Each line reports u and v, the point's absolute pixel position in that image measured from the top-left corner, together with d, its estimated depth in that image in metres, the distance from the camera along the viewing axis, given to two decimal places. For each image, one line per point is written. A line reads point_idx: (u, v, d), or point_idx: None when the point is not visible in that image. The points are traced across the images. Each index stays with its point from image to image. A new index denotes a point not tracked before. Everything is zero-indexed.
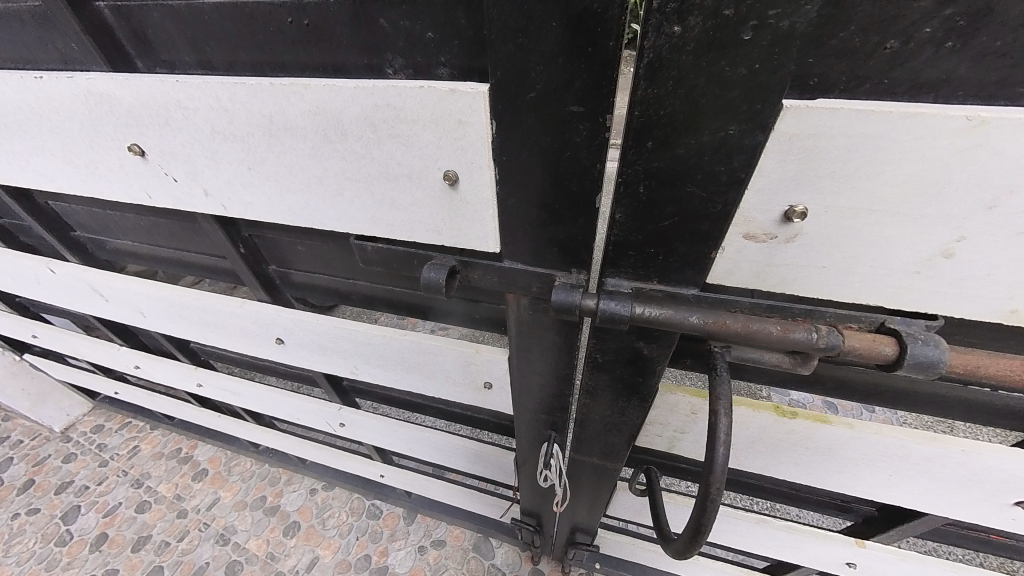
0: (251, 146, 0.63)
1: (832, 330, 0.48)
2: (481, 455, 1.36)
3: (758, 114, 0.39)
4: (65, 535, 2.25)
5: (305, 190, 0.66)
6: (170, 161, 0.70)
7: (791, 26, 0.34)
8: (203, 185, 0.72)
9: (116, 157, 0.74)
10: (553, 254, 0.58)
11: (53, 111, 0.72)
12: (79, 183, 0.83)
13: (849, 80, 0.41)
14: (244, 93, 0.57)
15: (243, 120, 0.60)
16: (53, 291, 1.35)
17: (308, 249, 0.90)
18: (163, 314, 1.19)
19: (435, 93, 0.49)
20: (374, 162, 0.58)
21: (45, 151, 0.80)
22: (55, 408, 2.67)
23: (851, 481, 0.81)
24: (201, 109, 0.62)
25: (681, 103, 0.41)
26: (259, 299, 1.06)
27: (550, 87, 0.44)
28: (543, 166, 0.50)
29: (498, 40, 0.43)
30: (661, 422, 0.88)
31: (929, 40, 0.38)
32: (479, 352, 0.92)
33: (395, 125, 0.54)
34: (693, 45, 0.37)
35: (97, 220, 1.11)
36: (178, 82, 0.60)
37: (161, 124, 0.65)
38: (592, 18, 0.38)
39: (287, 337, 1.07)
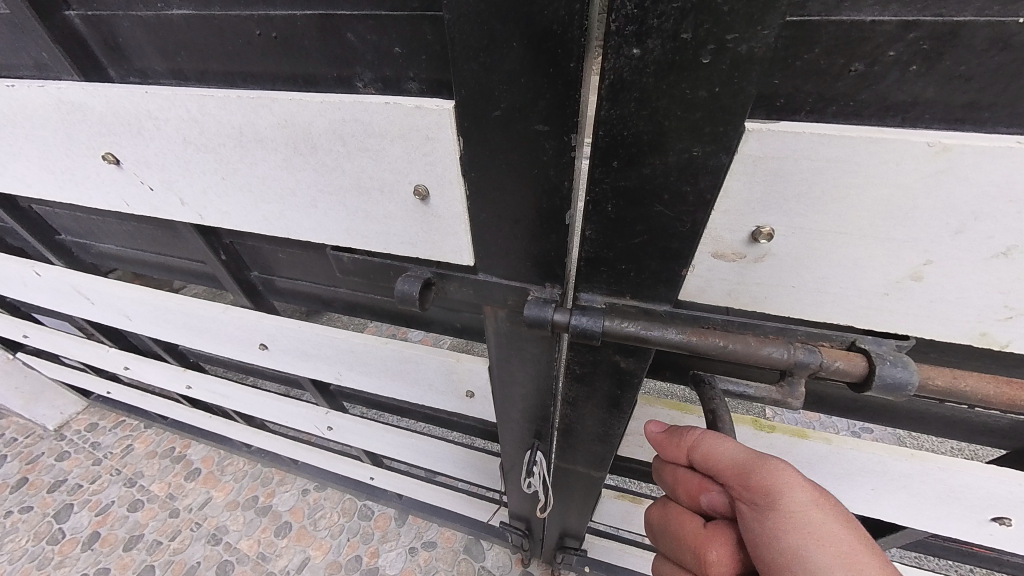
0: (223, 157, 0.62)
1: (807, 349, 0.48)
2: (468, 459, 1.36)
3: (721, 136, 0.39)
4: (57, 534, 2.25)
5: (280, 201, 0.65)
6: (146, 170, 0.70)
7: (750, 50, 0.34)
8: (179, 194, 0.71)
9: (92, 165, 0.73)
10: (526, 268, 0.57)
11: (28, 119, 0.71)
12: (57, 190, 0.82)
13: (816, 100, 0.41)
14: (213, 104, 0.57)
15: (214, 131, 0.60)
16: (40, 293, 1.34)
17: (289, 256, 0.90)
18: (149, 317, 1.19)
19: (401, 109, 0.49)
20: (345, 174, 0.58)
21: (22, 157, 0.80)
22: (49, 406, 2.67)
23: (830, 494, 0.80)
24: (172, 119, 0.61)
25: (644, 123, 0.40)
26: (243, 304, 1.05)
27: (514, 104, 0.43)
28: (511, 182, 0.49)
29: (459, 58, 0.42)
30: (641, 434, 0.86)
31: (895, 62, 0.37)
32: (460, 360, 0.92)
33: (364, 138, 0.53)
34: (654, 67, 0.37)
35: (80, 224, 1.11)
36: (147, 93, 0.59)
37: (134, 133, 0.65)
38: (553, 37, 0.38)
39: (272, 342, 1.06)
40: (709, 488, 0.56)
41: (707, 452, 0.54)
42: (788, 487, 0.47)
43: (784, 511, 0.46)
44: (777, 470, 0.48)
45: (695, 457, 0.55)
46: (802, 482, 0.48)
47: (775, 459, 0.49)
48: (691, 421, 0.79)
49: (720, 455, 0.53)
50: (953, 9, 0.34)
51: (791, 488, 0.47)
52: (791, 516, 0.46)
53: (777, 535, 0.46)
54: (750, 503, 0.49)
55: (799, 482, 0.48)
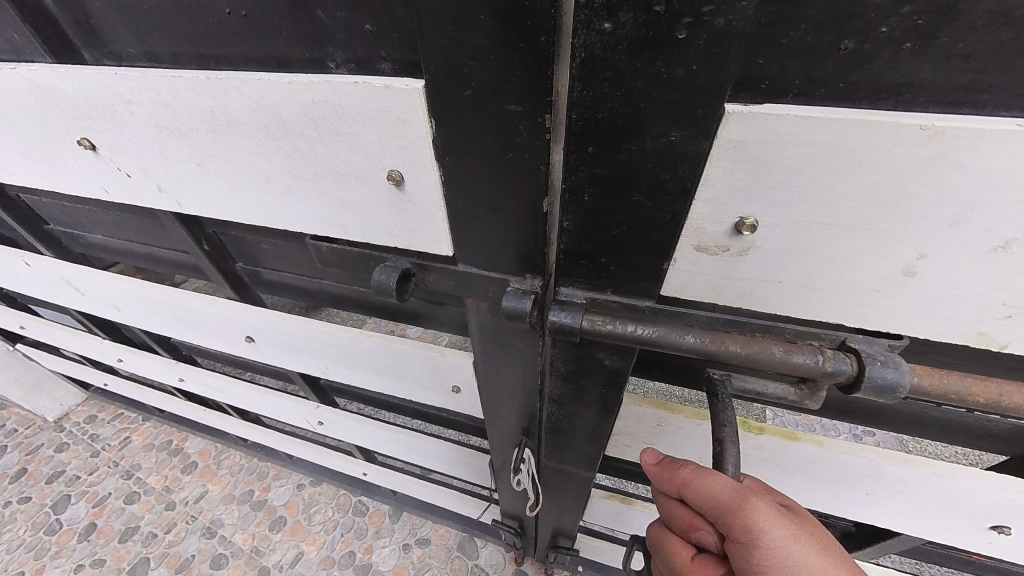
0: (198, 142, 0.61)
1: (839, 355, 0.45)
2: (458, 458, 1.34)
3: (700, 118, 0.37)
4: (54, 524, 2.27)
5: (256, 188, 0.63)
6: (122, 156, 0.68)
7: (727, 24, 0.32)
8: (157, 181, 0.70)
9: (70, 151, 0.72)
10: (505, 258, 0.55)
11: (4, 103, 0.70)
12: (38, 177, 0.81)
13: (803, 83, 0.38)
14: (183, 86, 0.55)
15: (186, 114, 0.58)
16: (31, 284, 1.34)
17: (274, 247, 0.88)
18: (138, 309, 1.18)
19: (371, 89, 0.47)
20: (320, 159, 0.56)
21: (1, 143, 0.78)
22: (48, 398, 2.68)
23: (822, 499, 0.78)
24: (145, 103, 0.59)
25: (619, 106, 0.38)
26: (229, 295, 1.04)
27: (485, 83, 0.41)
28: (484, 166, 0.47)
29: (428, 33, 0.40)
30: (628, 434, 0.84)
31: (887, 40, 0.34)
32: (445, 355, 0.90)
33: (336, 122, 0.51)
34: (627, 44, 0.34)
35: (68, 214, 1.10)
36: (118, 75, 0.57)
37: (108, 117, 0.63)
38: (522, 10, 0.35)
39: (258, 335, 1.05)
40: (699, 525, 0.54)
41: (691, 490, 0.53)
42: (768, 525, 0.46)
43: (770, 552, 0.45)
44: (759, 510, 0.47)
45: (682, 492, 0.54)
46: (782, 518, 0.47)
47: (760, 497, 0.48)
48: (678, 421, 0.76)
49: (704, 493, 0.51)
50: None
51: (775, 527, 0.46)
52: (778, 557, 0.45)
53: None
54: (737, 547, 0.48)
55: (778, 518, 0.46)
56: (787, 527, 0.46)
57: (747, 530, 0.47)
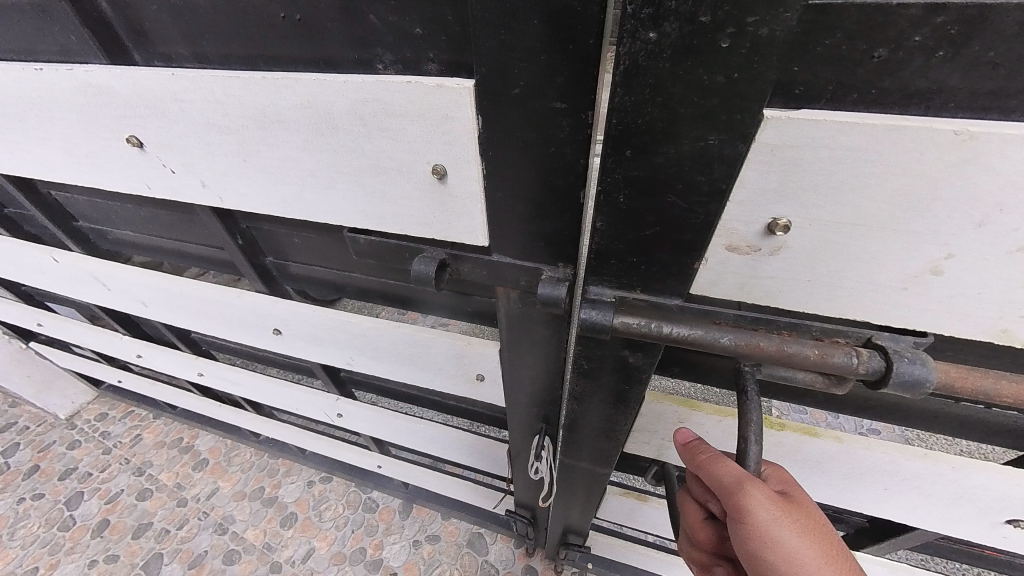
0: (246, 139, 0.62)
1: (874, 354, 0.46)
2: (475, 446, 1.36)
3: (738, 123, 0.38)
4: (68, 520, 2.29)
5: (298, 182, 0.65)
6: (167, 152, 0.70)
7: (770, 33, 0.33)
8: (200, 176, 0.71)
9: (114, 148, 0.74)
10: (540, 248, 0.57)
11: (53, 103, 0.72)
12: (79, 174, 0.83)
13: (835, 89, 0.39)
14: (236, 86, 0.57)
15: (237, 113, 0.60)
16: (56, 280, 1.36)
17: (304, 241, 0.90)
18: (163, 303, 1.20)
19: (421, 88, 0.48)
20: (364, 155, 0.57)
21: (44, 141, 0.80)
22: (60, 395, 2.70)
23: (839, 493, 0.79)
24: (197, 102, 0.61)
25: (659, 111, 0.39)
26: (257, 289, 1.06)
27: (532, 83, 0.42)
28: (524, 161, 0.49)
29: (479, 38, 0.41)
30: (647, 429, 0.85)
31: (919, 48, 0.36)
32: (471, 344, 0.91)
33: (383, 119, 0.53)
34: (670, 52, 0.36)
35: (97, 211, 1.12)
36: (175, 75, 0.59)
37: (159, 116, 0.65)
38: (571, 15, 0.37)
39: (285, 328, 1.07)
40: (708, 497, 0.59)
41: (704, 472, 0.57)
42: (758, 510, 0.51)
43: (754, 529, 0.51)
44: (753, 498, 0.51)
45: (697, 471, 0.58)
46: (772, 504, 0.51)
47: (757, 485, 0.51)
48: (698, 417, 0.77)
49: (712, 476, 0.55)
50: None
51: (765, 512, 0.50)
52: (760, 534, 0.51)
53: (747, 544, 0.52)
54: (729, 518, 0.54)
55: (767, 505, 0.51)
56: (775, 513, 0.51)
57: (737, 510, 0.52)
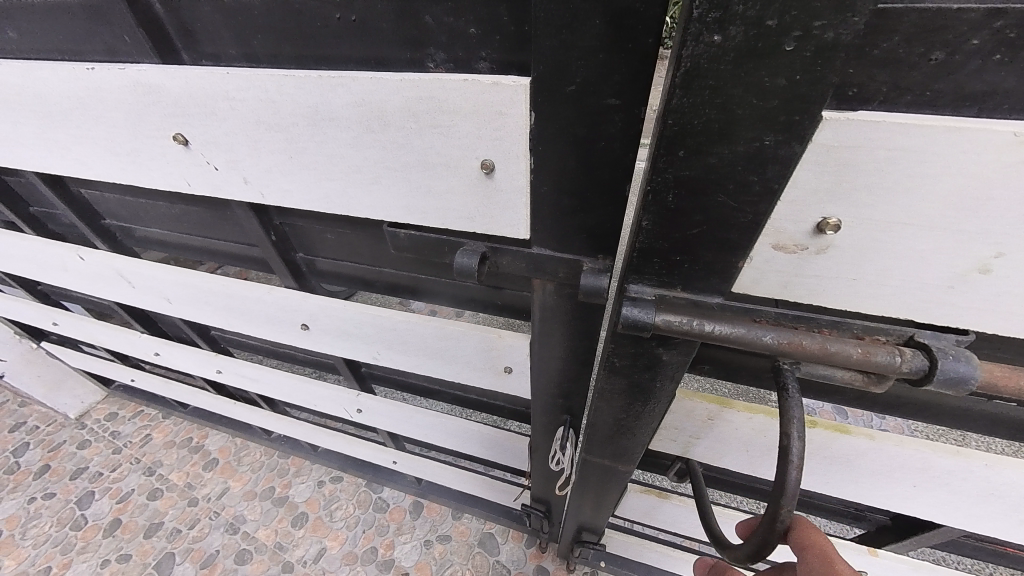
0: (293, 136, 0.64)
1: (917, 353, 0.47)
2: (496, 440, 1.37)
3: (795, 124, 0.39)
4: (80, 520, 2.30)
5: (344, 178, 0.67)
6: (213, 150, 0.72)
7: (837, 37, 0.33)
8: (243, 173, 0.73)
9: (159, 146, 0.76)
10: (581, 241, 0.58)
11: (101, 101, 0.73)
12: (120, 172, 0.86)
13: (889, 90, 0.40)
14: (291, 85, 0.58)
15: (288, 111, 0.61)
16: (78, 278, 1.38)
17: (337, 236, 0.92)
18: (189, 300, 1.22)
19: (478, 86, 0.50)
20: (413, 151, 0.59)
21: (87, 140, 0.82)
22: (69, 395, 2.69)
23: (866, 491, 0.80)
24: (249, 100, 0.62)
25: (716, 112, 0.40)
26: (287, 285, 1.07)
27: (588, 80, 0.43)
28: (574, 157, 0.50)
29: (540, 37, 0.42)
30: (674, 427, 0.86)
31: (977, 51, 0.36)
32: (501, 337, 0.92)
33: (436, 116, 0.54)
34: (733, 55, 0.36)
35: (126, 209, 1.14)
36: (229, 74, 0.60)
37: (207, 114, 0.67)
38: (633, 15, 0.38)
39: (313, 323, 1.09)
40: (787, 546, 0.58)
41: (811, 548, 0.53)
42: None
43: None
44: None
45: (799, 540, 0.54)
46: None
47: None
48: (727, 415, 0.78)
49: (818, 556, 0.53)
50: None
51: None
52: None
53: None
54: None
55: None
56: None
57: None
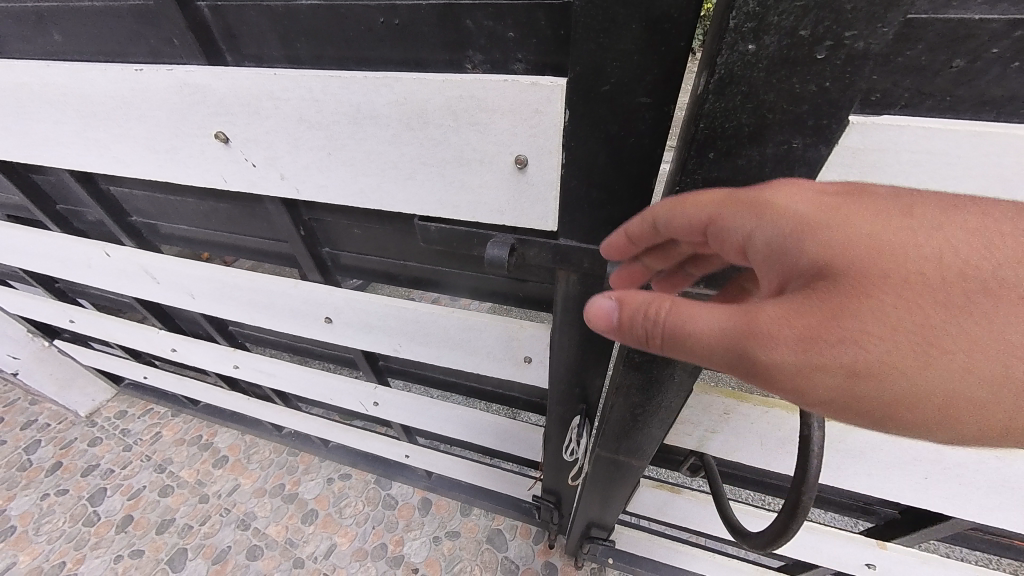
0: (335, 134, 0.66)
1: None
2: (510, 431, 1.40)
3: (824, 128, 0.41)
4: (92, 516, 2.32)
5: (379, 174, 0.69)
6: (252, 147, 0.74)
7: (867, 46, 0.36)
8: (281, 170, 0.76)
9: (199, 144, 0.79)
10: (607, 233, 0.61)
11: (145, 101, 0.76)
12: (157, 169, 0.89)
13: (912, 95, 0.43)
14: (337, 85, 0.60)
15: (331, 109, 0.63)
16: (104, 274, 1.42)
17: (364, 231, 0.96)
18: (213, 295, 1.25)
19: (517, 86, 0.52)
20: (450, 147, 0.61)
21: (127, 139, 0.86)
22: (80, 394, 2.71)
23: (879, 483, 0.82)
24: (293, 99, 0.64)
25: (748, 117, 0.42)
26: (313, 280, 1.11)
27: (623, 81, 0.45)
28: (606, 155, 0.52)
29: (581, 42, 0.45)
30: (692, 422, 0.88)
31: (997, 59, 0.38)
32: (523, 327, 0.94)
33: (476, 114, 0.56)
34: (766, 62, 0.39)
35: (155, 206, 1.19)
36: (277, 75, 0.62)
37: (252, 112, 0.69)
38: (668, 21, 0.40)
39: (337, 316, 1.12)
40: None
41: None
42: None
43: None
44: None
45: None
46: None
47: None
48: (745, 408, 0.80)
49: None
50: None
51: None
52: None
53: None
54: None
55: None
56: None
57: None
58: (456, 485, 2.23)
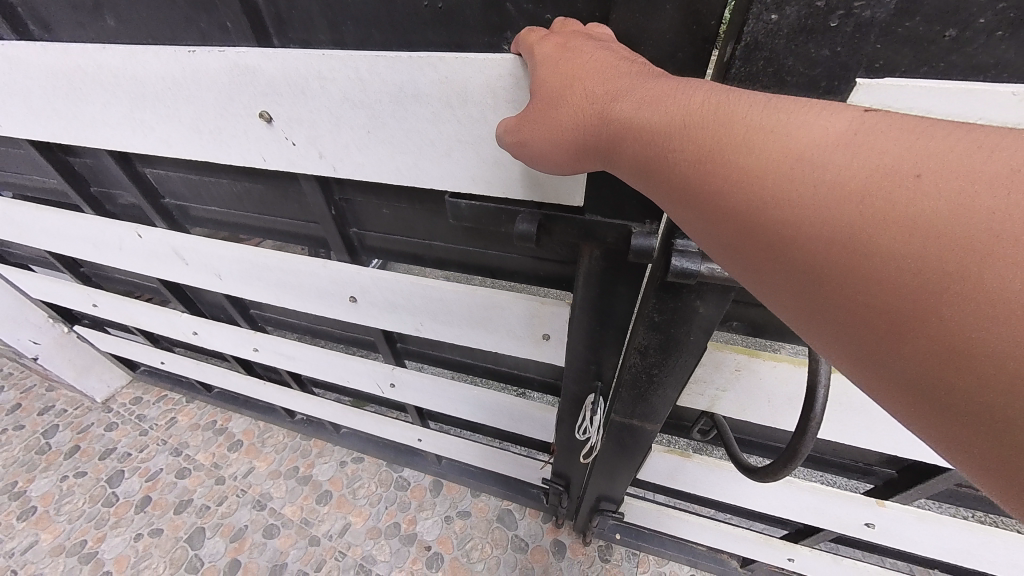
0: (376, 113, 0.72)
1: None
2: (524, 412, 1.46)
3: (833, 89, 0.49)
4: (111, 497, 2.38)
5: (416, 152, 0.76)
6: (296, 127, 0.81)
7: (874, 14, 0.42)
8: (320, 148, 0.83)
9: (243, 123, 0.85)
10: (633, 206, 0.70)
11: (195, 82, 0.82)
12: (200, 149, 0.95)
13: (913, 62, 0.49)
14: (382, 65, 0.66)
15: (375, 89, 0.69)
16: (135, 255, 1.49)
17: (393, 211, 1.02)
18: (242, 276, 1.32)
19: None
20: (487, 125, 0.67)
21: (174, 119, 0.92)
22: (97, 380, 2.77)
23: (878, 437, 0.89)
24: (340, 78, 0.70)
25: (770, 79, 0.49)
26: (341, 259, 1.17)
27: (658, 56, 0.53)
28: None
29: (620, 19, 0.51)
30: (705, 381, 0.94)
31: (984, 28, 0.45)
32: (544, 304, 0.99)
33: (513, 92, 0.61)
34: (787, 30, 0.45)
35: (188, 188, 1.25)
36: (325, 56, 0.68)
37: (298, 92, 0.75)
38: (701, 2, 0.47)
39: (362, 295, 1.18)
40: None
41: None
42: None
43: None
44: None
45: None
46: None
47: None
48: (755, 365, 0.87)
49: None
50: None
51: None
52: None
53: None
54: None
55: None
56: None
57: None
58: (466, 471, 2.29)
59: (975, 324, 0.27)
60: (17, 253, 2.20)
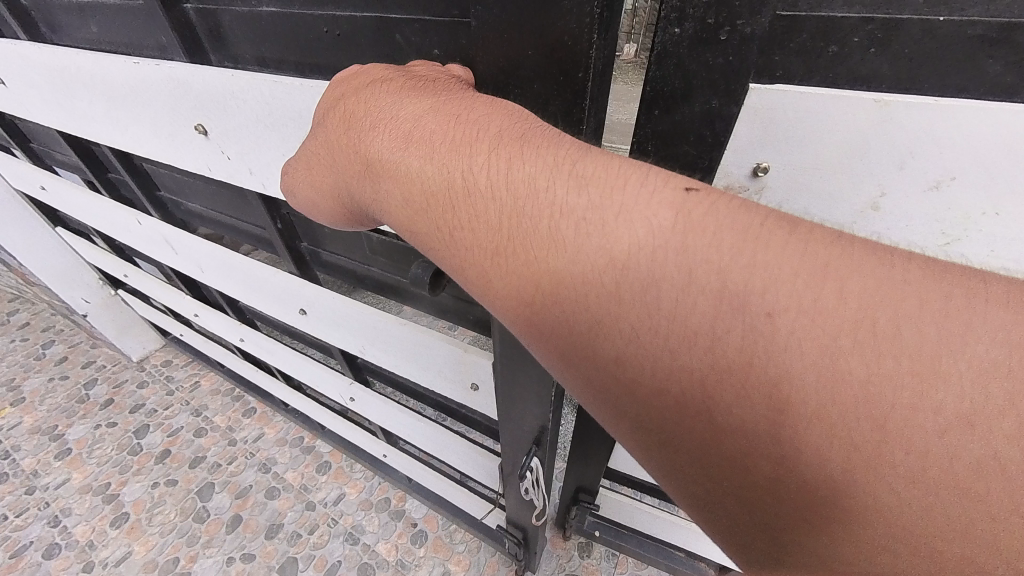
0: (281, 133, 0.87)
1: None
2: (470, 450, 1.56)
3: (732, 92, 0.58)
4: (136, 447, 2.60)
5: None
6: (226, 140, 0.98)
7: (752, 30, 0.52)
8: (246, 162, 1.00)
9: (190, 130, 1.04)
10: None
11: (150, 92, 1.02)
12: (161, 149, 1.16)
13: (805, 72, 0.57)
14: (280, 90, 0.81)
15: (278, 113, 0.84)
16: (139, 239, 1.74)
17: (335, 234, 1.19)
18: (216, 270, 1.51)
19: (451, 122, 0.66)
20: None
21: (141, 122, 1.13)
22: (135, 340, 3.04)
23: None
24: (249, 98, 0.86)
25: (678, 82, 0.59)
26: (292, 270, 1.35)
27: (529, 96, 0.63)
28: None
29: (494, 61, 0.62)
30: None
31: (859, 46, 0.53)
32: (467, 352, 1.11)
33: None
34: (687, 41, 0.55)
35: (173, 183, 1.47)
36: (235, 77, 0.85)
37: (224, 109, 0.92)
38: (563, 50, 0.55)
39: (309, 308, 1.35)
40: None
41: None
42: None
43: None
44: None
45: None
46: None
47: None
48: None
49: None
50: (896, 10, 0.50)
51: None
52: None
53: None
54: None
55: None
56: None
57: None
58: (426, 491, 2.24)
59: (713, 408, 0.41)
60: (79, 220, 2.58)
